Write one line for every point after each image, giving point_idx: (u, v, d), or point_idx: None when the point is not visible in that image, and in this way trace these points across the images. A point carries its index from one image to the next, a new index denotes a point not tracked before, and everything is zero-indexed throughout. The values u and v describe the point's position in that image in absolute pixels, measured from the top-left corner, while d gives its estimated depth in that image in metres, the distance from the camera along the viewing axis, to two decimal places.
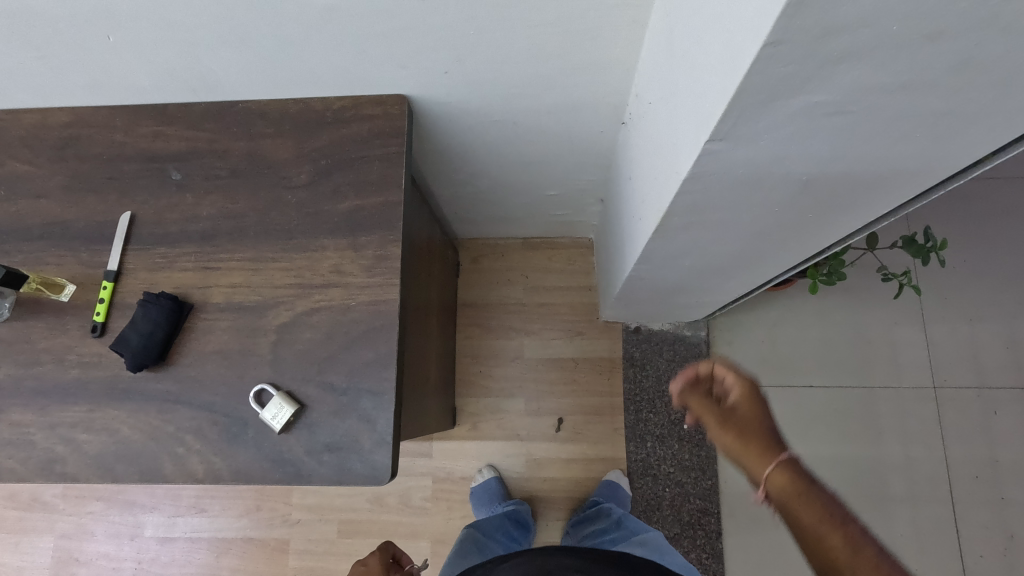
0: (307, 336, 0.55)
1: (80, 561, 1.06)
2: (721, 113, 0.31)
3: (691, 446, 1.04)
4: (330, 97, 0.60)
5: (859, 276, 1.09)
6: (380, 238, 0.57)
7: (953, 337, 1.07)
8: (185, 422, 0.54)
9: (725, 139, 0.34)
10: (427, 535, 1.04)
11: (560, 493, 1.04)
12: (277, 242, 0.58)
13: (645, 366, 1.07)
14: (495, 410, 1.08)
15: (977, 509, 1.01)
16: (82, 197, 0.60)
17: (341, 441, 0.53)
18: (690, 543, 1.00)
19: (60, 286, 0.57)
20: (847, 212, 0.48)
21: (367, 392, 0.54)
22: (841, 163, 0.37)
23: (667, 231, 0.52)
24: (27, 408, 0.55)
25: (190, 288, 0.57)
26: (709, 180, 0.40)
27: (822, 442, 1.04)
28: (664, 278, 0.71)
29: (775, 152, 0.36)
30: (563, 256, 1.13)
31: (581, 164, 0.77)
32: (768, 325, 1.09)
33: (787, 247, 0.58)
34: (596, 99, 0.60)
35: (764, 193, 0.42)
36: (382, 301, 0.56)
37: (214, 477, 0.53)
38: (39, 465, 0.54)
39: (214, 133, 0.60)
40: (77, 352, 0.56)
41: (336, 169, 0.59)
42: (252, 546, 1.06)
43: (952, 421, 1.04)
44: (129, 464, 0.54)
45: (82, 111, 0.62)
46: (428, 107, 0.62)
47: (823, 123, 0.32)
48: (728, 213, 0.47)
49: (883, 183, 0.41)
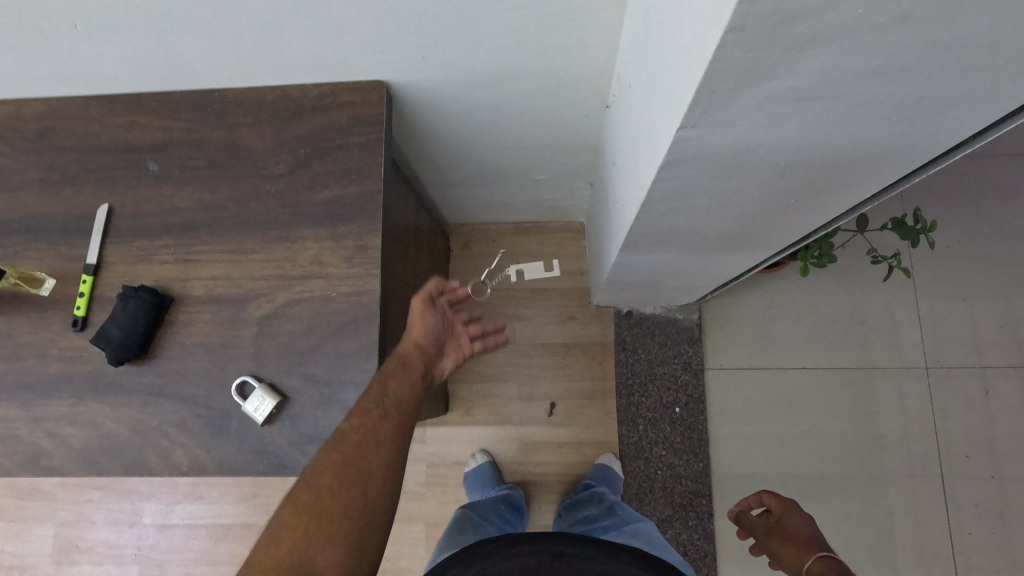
0: (288, 327, 0.55)
1: (82, 548, 1.08)
2: (688, 99, 0.30)
3: (683, 429, 1.04)
4: (307, 84, 0.59)
5: (852, 257, 1.08)
6: (360, 228, 0.56)
7: (946, 317, 1.07)
8: (169, 415, 0.54)
9: (696, 126, 0.33)
10: (422, 520, 1.05)
11: (553, 477, 1.05)
12: (255, 233, 0.57)
13: (638, 350, 1.07)
14: (488, 395, 1.08)
15: (968, 487, 1.02)
16: (59, 190, 0.59)
17: (323, 432, 0.53)
18: (681, 525, 1.01)
19: (40, 281, 0.57)
20: (829, 196, 0.47)
21: (349, 383, 0.54)
22: (818, 148, 0.36)
23: (648, 217, 0.51)
24: (11, 403, 0.55)
25: (170, 281, 0.57)
26: (686, 166, 0.39)
27: (815, 423, 1.05)
28: (650, 264, 0.71)
29: (750, 138, 0.35)
30: (554, 240, 1.12)
31: (567, 147, 0.76)
32: (761, 307, 1.08)
33: (772, 231, 0.58)
34: (578, 81, 0.59)
35: (743, 178, 0.42)
36: (362, 291, 0.55)
37: (198, 469, 0.53)
38: (25, 459, 0.54)
39: (191, 123, 0.59)
40: (58, 346, 0.56)
41: (315, 158, 0.58)
42: (249, 532, 1.07)
43: (944, 400, 1.04)
44: (114, 458, 0.54)
45: (55, 102, 0.61)
46: (407, 93, 0.61)
47: (795, 108, 0.31)
48: (708, 199, 0.46)
49: (863, 168, 0.41)
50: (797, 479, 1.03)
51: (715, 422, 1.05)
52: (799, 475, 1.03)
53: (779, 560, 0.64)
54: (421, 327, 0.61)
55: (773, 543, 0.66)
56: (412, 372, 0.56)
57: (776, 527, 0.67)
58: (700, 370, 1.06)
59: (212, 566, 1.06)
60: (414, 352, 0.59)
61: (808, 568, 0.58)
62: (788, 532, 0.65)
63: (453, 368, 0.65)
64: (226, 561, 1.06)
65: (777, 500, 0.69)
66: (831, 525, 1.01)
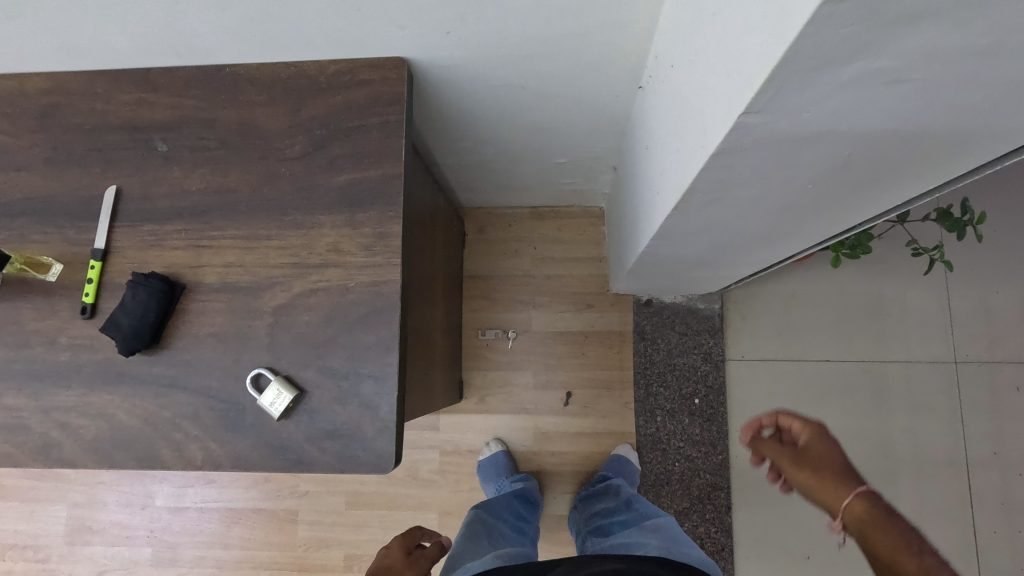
0: (305, 318, 0.53)
1: (94, 530, 1.08)
2: (760, 83, 0.27)
3: (702, 421, 1.02)
4: (323, 60, 0.55)
5: (883, 247, 1.05)
6: (380, 214, 0.53)
7: (978, 310, 1.03)
8: (182, 407, 0.52)
9: (762, 112, 0.30)
10: (436, 507, 1.05)
11: (567, 467, 1.04)
12: (270, 218, 0.54)
13: (657, 340, 1.05)
14: (502, 383, 1.06)
15: (993, 485, 0.99)
16: (65, 170, 0.57)
17: (342, 428, 0.51)
18: (698, 517, 1.00)
19: (47, 265, 0.55)
20: (887, 186, 0.44)
21: (368, 377, 0.51)
22: (889, 137, 0.33)
23: (687, 207, 0.48)
24: (20, 392, 0.54)
25: (182, 268, 0.54)
26: (740, 155, 0.36)
27: (837, 417, 1.02)
28: (680, 254, 0.68)
29: (818, 125, 0.32)
30: (572, 225, 1.09)
31: (593, 130, 0.72)
32: (785, 298, 1.05)
33: (815, 222, 0.54)
34: (611, 61, 0.56)
35: (800, 168, 0.39)
36: (382, 282, 0.53)
37: (213, 463, 0.52)
38: (35, 450, 0.53)
39: (201, 101, 0.56)
40: (67, 334, 0.54)
41: (332, 139, 0.55)
42: (261, 517, 1.07)
43: (971, 396, 1.01)
44: (126, 450, 0.52)
45: (59, 77, 0.58)
46: (428, 70, 0.57)
47: (878, 93, 0.28)
48: (756, 189, 0.43)
49: (933, 158, 0.38)
50: None
51: (735, 414, 1.03)
52: None
53: (811, 494, 0.54)
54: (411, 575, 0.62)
55: (803, 474, 0.55)
56: None
57: (804, 453, 0.56)
58: (721, 361, 1.04)
59: (224, 550, 1.06)
60: None
61: (849, 507, 0.50)
62: (816, 459, 0.55)
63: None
64: (238, 545, 1.06)
65: (804, 424, 0.58)
66: None
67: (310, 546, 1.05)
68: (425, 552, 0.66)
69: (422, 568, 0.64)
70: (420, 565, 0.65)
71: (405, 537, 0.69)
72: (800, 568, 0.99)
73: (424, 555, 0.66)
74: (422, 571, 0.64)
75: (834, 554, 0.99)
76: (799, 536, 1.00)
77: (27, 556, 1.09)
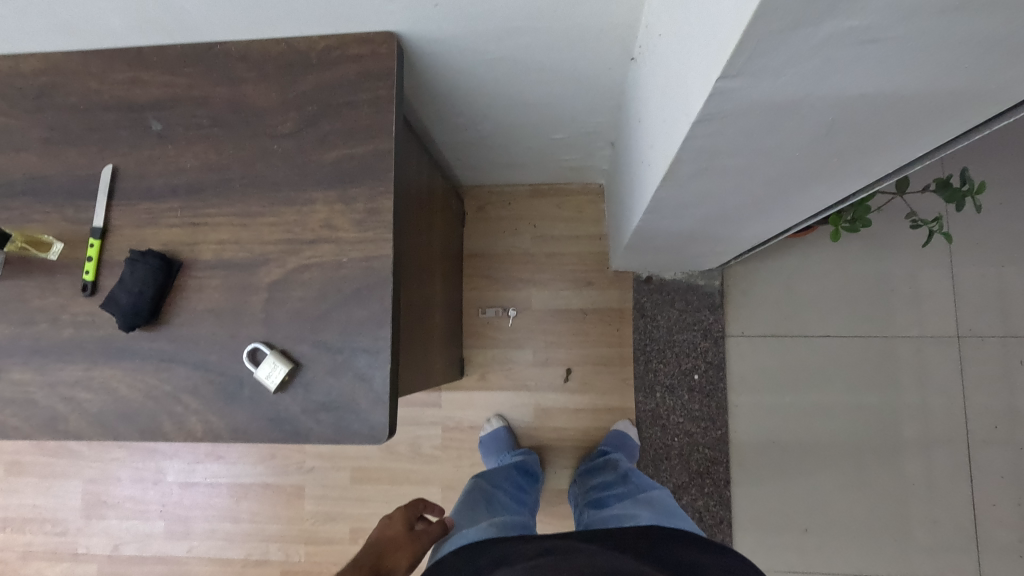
0: (299, 293, 0.53)
1: (109, 504, 1.12)
2: (735, 44, 0.27)
3: (701, 397, 1.03)
4: (313, 36, 0.55)
5: (887, 221, 1.03)
6: (371, 189, 0.54)
7: (983, 284, 1.02)
8: (182, 381, 0.53)
9: (740, 75, 0.30)
10: (438, 482, 1.07)
11: (568, 442, 1.05)
12: (264, 195, 0.55)
13: (656, 317, 1.05)
14: (503, 360, 1.07)
15: (995, 458, 0.99)
16: (63, 150, 0.57)
17: (337, 400, 0.52)
18: (697, 491, 1.02)
19: (48, 244, 0.56)
20: (877, 151, 0.44)
21: (362, 350, 0.52)
22: (872, 100, 0.33)
23: (676, 179, 0.48)
24: (26, 367, 0.55)
25: (178, 245, 0.55)
26: (722, 123, 0.36)
27: (838, 392, 1.02)
28: (675, 228, 0.67)
29: (799, 89, 0.31)
30: (572, 203, 1.09)
31: (588, 104, 0.72)
32: (786, 274, 1.04)
33: (809, 191, 0.54)
34: (604, 31, 0.54)
35: (784, 136, 0.38)
36: (374, 257, 0.53)
37: (213, 435, 0.53)
38: (42, 423, 0.54)
39: (193, 79, 0.57)
40: (70, 311, 0.55)
41: (323, 115, 0.55)
42: (269, 492, 1.09)
43: (975, 370, 1.01)
44: (129, 423, 0.54)
45: (54, 57, 0.58)
46: (419, 45, 0.57)
47: (856, 52, 0.27)
48: (744, 158, 0.43)
49: (919, 120, 0.37)
50: (817, 447, 1.02)
51: (734, 390, 1.03)
52: (819, 445, 1.02)
53: None
54: (410, 551, 0.64)
55: None
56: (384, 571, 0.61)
57: None
58: (721, 337, 1.04)
59: (234, 523, 1.09)
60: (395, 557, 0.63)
61: None
62: None
63: (404, 560, 0.63)
64: (247, 519, 1.09)
65: None
66: (849, 494, 1.00)
67: (316, 520, 1.08)
68: (427, 530, 0.68)
69: (424, 545, 0.66)
70: (422, 541, 0.66)
71: (407, 508, 0.71)
72: (798, 540, 1.00)
73: (427, 531, 0.68)
74: (424, 546, 0.65)
75: (831, 527, 1.00)
76: (798, 509, 1.01)
77: (46, 529, 1.13)
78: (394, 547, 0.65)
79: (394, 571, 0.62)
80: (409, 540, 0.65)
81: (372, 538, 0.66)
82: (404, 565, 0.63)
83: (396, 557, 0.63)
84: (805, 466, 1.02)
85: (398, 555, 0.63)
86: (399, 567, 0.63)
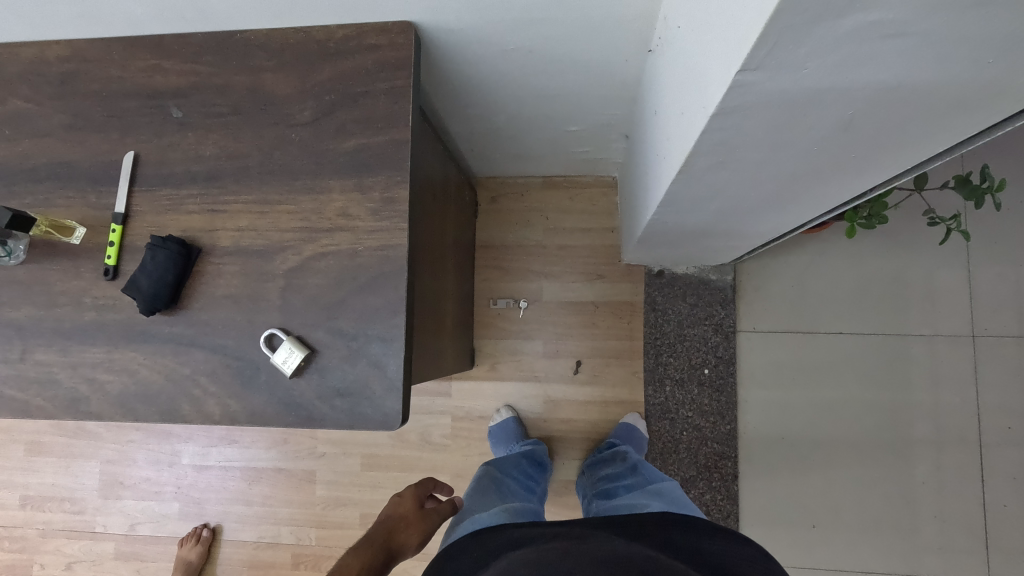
0: (315, 281, 0.54)
1: (126, 485, 1.14)
2: (756, 37, 0.27)
3: (711, 391, 1.03)
4: (332, 25, 0.56)
5: (904, 219, 1.02)
6: (387, 179, 0.54)
7: (1001, 284, 1.00)
8: (200, 364, 0.55)
9: (760, 69, 0.30)
10: (448, 470, 1.08)
11: (577, 433, 1.06)
12: (282, 183, 0.56)
13: (667, 311, 1.05)
14: (514, 352, 1.08)
15: (1006, 459, 0.98)
16: (85, 137, 0.58)
17: (352, 386, 0.53)
18: (704, 485, 1.02)
19: (71, 229, 0.57)
20: (896, 147, 0.43)
21: (377, 338, 0.53)
22: (895, 94, 0.33)
23: (692, 172, 0.48)
24: (50, 348, 0.57)
25: (197, 232, 0.56)
26: (741, 116, 0.36)
27: (848, 389, 1.02)
28: (689, 221, 0.67)
29: (820, 81, 0.31)
30: (586, 196, 1.09)
31: (603, 95, 0.71)
32: (799, 270, 1.04)
33: (825, 186, 0.54)
34: (621, 22, 0.54)
35: (803, 130, 0.39)
36: (390, 246, 0.54)
37: (230, 418, 0.54)
38: (65, 403, 0.56)
39: (212, 67, 0.57)
40: (92, 295, 0.56)
41: (340, 105, 0.56)
42: (281, 476, 1.11)
43: (989, 369, 1.00)
44: (149, 405, 0.55)
45: (77, 44, 0.59)
46: (436, 35, 0.57)
47: (877, 47, 0.27)
48: (760, 152, 0.43)
49: (940, 116, 0.37)
50: (826, 443, 1.02)
51: (745, 385, 1.03)
52: (828, 441, 1.02)
53: None
54: (418, 529, 0.65)
55: None
56: (392, 546, 0.62)
57: None
58: (732, 331, 1.04)
59: (247, 506, 1.12)
60: (403, 534, 0.64)
61: None
62: None
63: (414, 538, 0.64)
64: (260, 502, 1.11)
65: None
66: (857, 490, 1.00)
67: (327, 505, 1.10)
68: (436, 508, 0.68)
69: (434, 523, 0.67)
70: (432, 519, 0.67)
71: (417, 486, 0.70)
72: (803, 536, 1.00)
73: (437, 511, 0.68)
74: (432, 527, 0.66)
75: (838, 524, 1.00)
76: (805, 504, 1.01)
77: (65, 507, 1.16)
78: (404, 525, 0.65)
79: (404, 550, 0.63)
80: (419, 517, 0.66)
81: (383, 515, 0.66)
82: (414, 543, 0.64)
83: (407, 535, 0.64)
84: (813, 463, 1.01)
85: (408, 532, 0.64)
86: (409, 545, 0.64)
